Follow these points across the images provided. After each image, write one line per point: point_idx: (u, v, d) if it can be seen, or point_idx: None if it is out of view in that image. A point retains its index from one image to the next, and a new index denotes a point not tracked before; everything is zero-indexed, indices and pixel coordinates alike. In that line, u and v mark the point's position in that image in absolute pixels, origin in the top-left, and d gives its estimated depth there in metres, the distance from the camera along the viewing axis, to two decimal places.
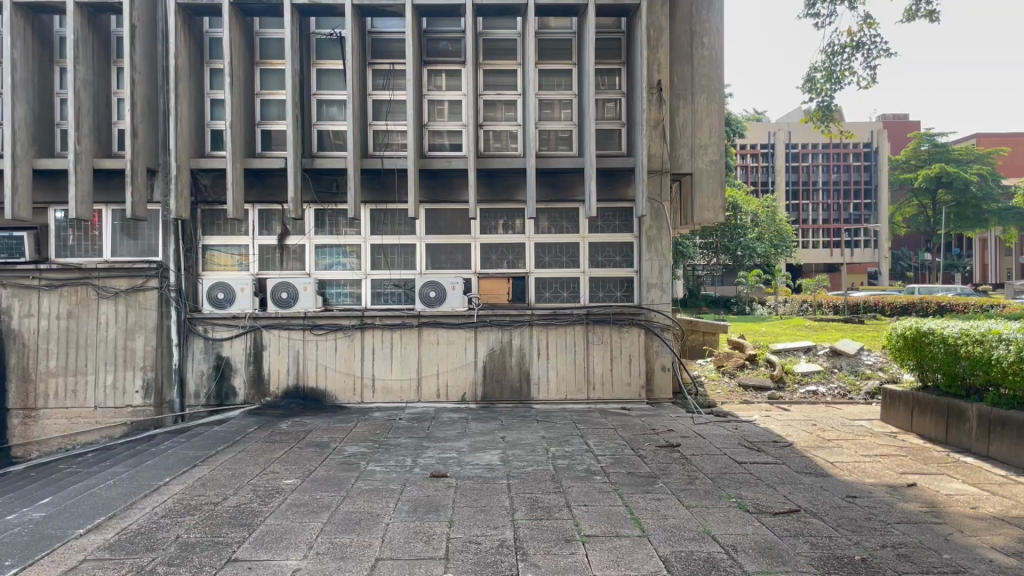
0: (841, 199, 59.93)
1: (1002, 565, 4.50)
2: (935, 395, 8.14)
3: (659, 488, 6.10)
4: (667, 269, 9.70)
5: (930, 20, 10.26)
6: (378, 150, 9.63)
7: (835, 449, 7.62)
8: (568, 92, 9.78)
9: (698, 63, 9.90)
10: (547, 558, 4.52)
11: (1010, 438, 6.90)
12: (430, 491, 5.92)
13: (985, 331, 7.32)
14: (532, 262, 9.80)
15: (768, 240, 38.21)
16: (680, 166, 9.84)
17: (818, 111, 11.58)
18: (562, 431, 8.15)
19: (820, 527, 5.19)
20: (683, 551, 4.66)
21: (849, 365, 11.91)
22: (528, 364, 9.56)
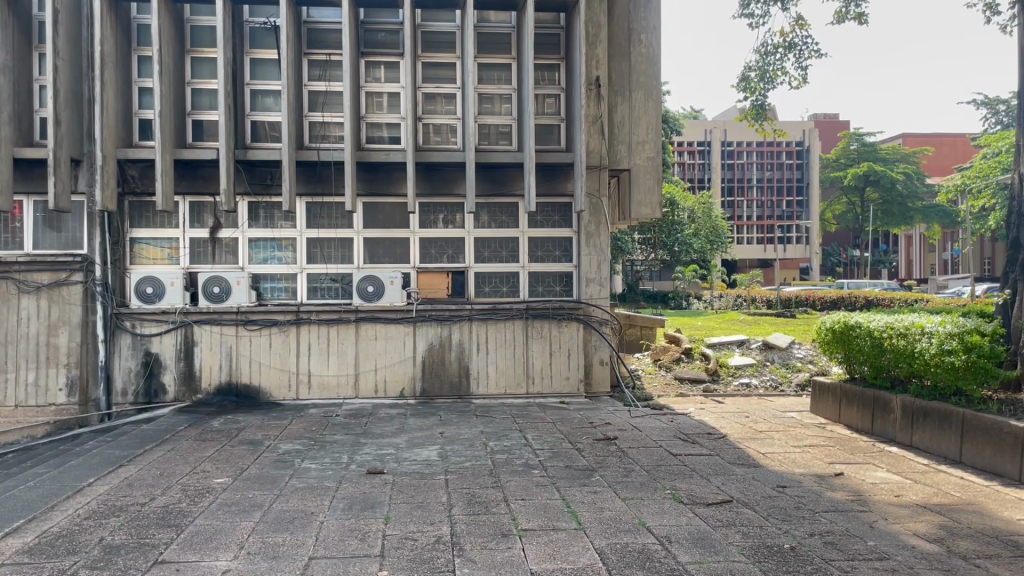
0: (774, 196, 61.35)
1: (923, 551, 4.67)
2: (861, 386, 8.41)
3: (596, 481, 6.14)
4: (605, 264, 9.79)
5: (859, 22, 10.58)
6: (314, 142, 9.46)
7: (766, 440, 7.79)
8: (508, 86, 9.76)
9: (635, 59, 9.98)
10: (484, 553, 4.51)
11: (933, 428, 7.16)
12: (366, 488, 5.86)
13: (908, 325, 7.56)
14: (471, 257, 9.75)
15: (704, 236, 38.86)
16: (618, 162, 9.92)
17: (752, 110, 11.82)
18: (501, 426, 8.15)
19: (751, 517, 5.29)
20: (618, 543, 4.70)
21: (781, 358, 12.21)
22: (467, 359, 9.54)
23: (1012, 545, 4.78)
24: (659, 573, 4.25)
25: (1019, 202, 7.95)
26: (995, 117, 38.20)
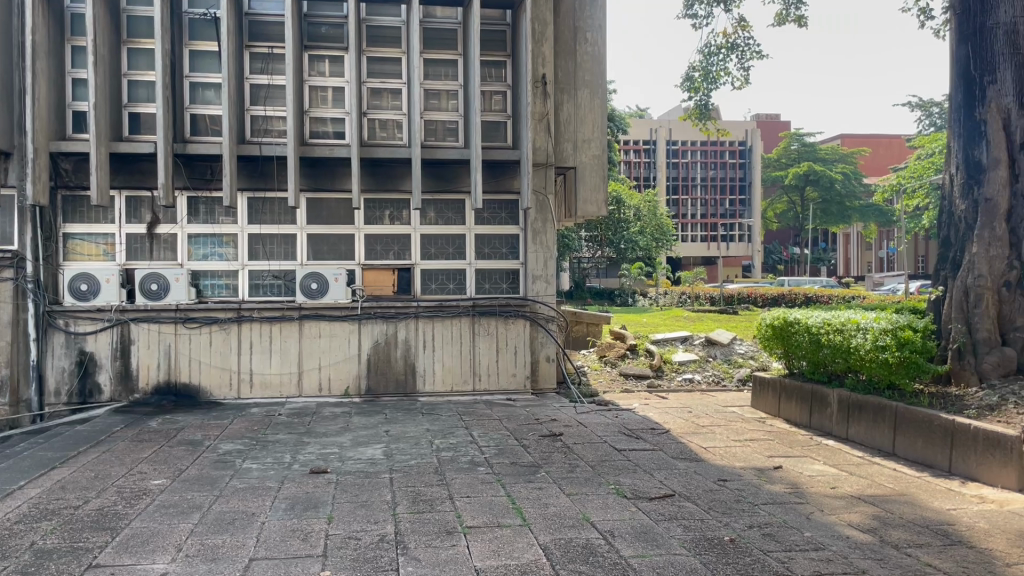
0: (718, 195, 62.35)
1: (857, 541, 4.80)
2: (800, 380, 8.61)
3: (541, 477, 6.17)
4: (552, 261, 9.84)
5: (799, 25, 10.83)
6: (256, 137, 9.30)
7: (708, 434, 7.92)
8: (454, 82, 9.72)
9: (581, 58, 10.04)
10: (428, 551, 4.49)
11: (868, 421, 7.36)
12: (309, 488, 5.78)
13: (845, 321, 7.76)
14: (417, 254, 9.68)
15: (650, 234, 39.28)
16: (564, 160, 9.96)
17: (696, 109, 11.99)
18: (446, 423, 8.12)
19: (693, 510, 5.38)
20: (563, 539, 4.73)
21: (723, 354, 12.43)
22: (413, 356, 9.49)
23: (941, 534, 4.95)
24: (602, 567, 4.28)
25: (949, 203, 8.22)
26: (928, 120, 39.52)
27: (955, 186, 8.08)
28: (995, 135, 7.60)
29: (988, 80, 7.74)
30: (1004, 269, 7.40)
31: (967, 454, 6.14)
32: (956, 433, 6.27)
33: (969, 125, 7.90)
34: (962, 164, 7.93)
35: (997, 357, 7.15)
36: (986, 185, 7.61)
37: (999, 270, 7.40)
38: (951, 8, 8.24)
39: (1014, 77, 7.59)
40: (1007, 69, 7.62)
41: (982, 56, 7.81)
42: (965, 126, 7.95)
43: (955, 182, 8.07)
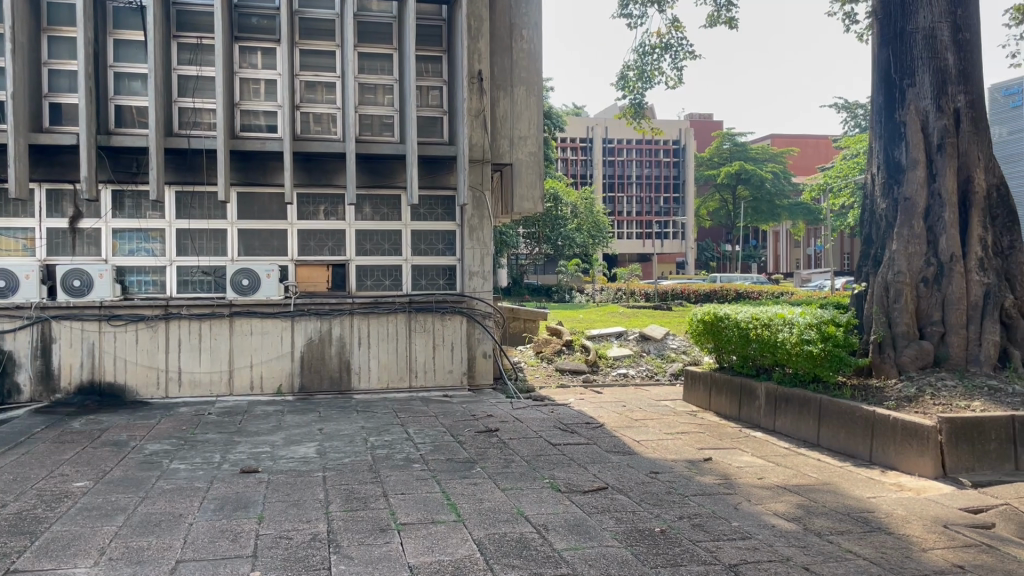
0: (654, 193, 63.27)
1: (782, 529, 4.95)
2: (729, 374, 8.83)
3: (476, 472, 6.18)
4: (488, 257, 9.83)
5: (730, 27, 11.07)
6: (184, 129, 9.06)
7: (641, 428, 8.05)
8: (389, 77, 9.63)
9: (517, 55, 10.08)
10: (361, 549, 4.46)
11: (794, 413, 7.57)
12: (239, 488, 5.68)
13: (771, 316, 7.97)
14: (352, 250, 9.56)
15: (587, 231, 39.60)
16: (500, 156, 9.99)
17: (631, 108, 12.14)
18: (382, 420, 8.06)
19: (625, 502, 5.46)
20: (496, 534, 4.74)
21: (657, 349, 12.64)
22: (348, 353, 9.39)
23: (861, 521, 5.13)
24: (535, 561, 4.31)
25: (871, 202, 8.51)
26: (853, 121, 40.87)
27: (877, 185, 8.37)
28: (913, 137, 7.89)
29: (908, 83, 8.05)
30: (921, 266, 7.69)
31: (887, 443, 6.38)
32: (876, 424, 6.51)
33: (890, 126, 8.19)
34: (883, 165, 8.22)
35: (915, 350, 7.42)
36: (906, 184, 7.90)
37: (917, 267, 7.70)
38: (874, 12, 8.53)
39: (932, 80, 7.89)
40: (926, 73, 7.93)
41: (902, 60, 8.11)
42: (886, 127, 8.25)
43: (876, 181, 8.36)
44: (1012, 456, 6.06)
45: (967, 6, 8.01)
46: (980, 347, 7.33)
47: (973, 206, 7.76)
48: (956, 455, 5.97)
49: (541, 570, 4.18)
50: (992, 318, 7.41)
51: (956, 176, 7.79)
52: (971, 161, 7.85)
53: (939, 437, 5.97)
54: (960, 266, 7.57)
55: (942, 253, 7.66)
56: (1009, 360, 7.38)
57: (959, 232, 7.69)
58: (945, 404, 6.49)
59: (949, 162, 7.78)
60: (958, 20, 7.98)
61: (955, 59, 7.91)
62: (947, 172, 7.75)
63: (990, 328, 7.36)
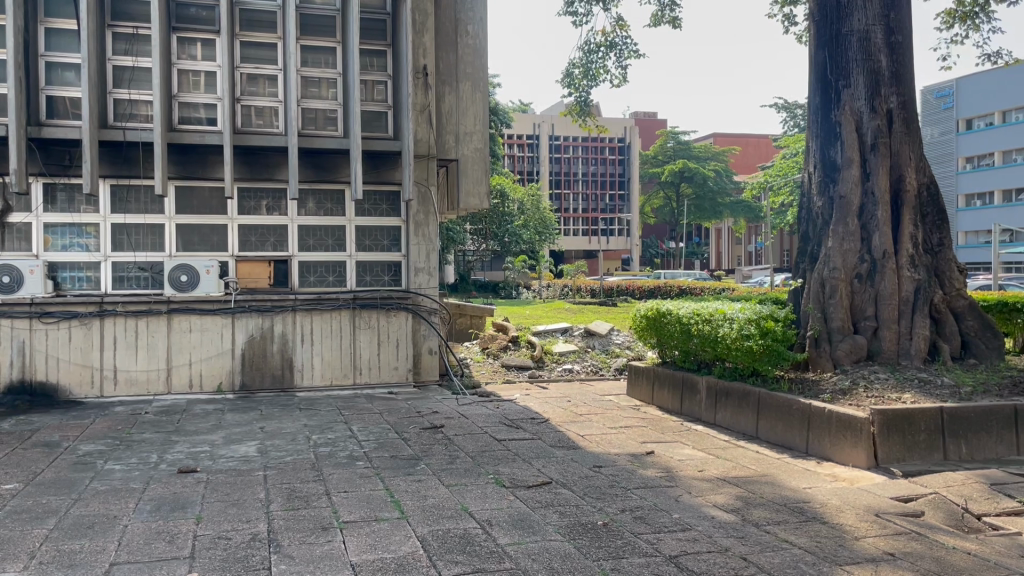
0: (600, 190, 63.78)
1: (721, 520, 5.04)
2: (671, 368, 8.97)
3: (420, 469, 6.15)
4: (434, 253, 9.81)
5: (674, 26, 11.23)
6: (120, 121, 8.82)
7: (585, 422, 8.12)
8: (333, 70, 9.51)
9: (462, 50, 10.05)
10: (301, 548, 4.40)
11: (734, 407, 7.72)
12: (177, 488, 5.55)
13: (712, 311, 8.12)
14: (295, 246, 9.41)
15: (534, 228, 39.70)
16: (445, 152, 9.95)
17: (576, 105, 12.22)
18: (325, 418, 7.97)
19: (568, 497, 5.50)
20: (440, 530, 4.73)
21: (601, 344, 12.76)
22: (290, 351, 9.26)
23: (797, 511, 5.26)
24: (478, 556, 4.31)
25: (808, 200, 8.72)
26: (793, 121, 41.86)
27: (814, 184, 8.59)
28: (848, 137, 8.11)
29: (843, 84, 8.26)
30: (855, 263, 7.92)
31: (822, 436, 6.56)
32: (812, 416, 6.68)
33: (826, 126, 8.41)
34: (820, 164, 8.44)
35: (849, 345, 7.61)
36: (841, 183, 8.12)
37: (851, 264, 7.93)
38: (811, 14, 8.74)
39: (866, 82, 8.12)
40: (860, 75, 8.15)
41: (838, 62, 8.33)
42: (823, 126, 8.46)
43: (813, 180, 8.57)
44: (941, 446, 6.28)
45: (900, 10, 8.25)
46: (911, 341, 7.58)
47: (905, 205, 8.00)
48: (888, 445, 6.16)
49: (484, 565, 4.19)
50: (923, 313, 7.66)
51: (888, 175, 8.02)
52: (903, 161, 8.09)
53: (872, 428, 6.16)
54: (892, 262, 7.82)
55: (875, 250, 7.90)
56: (938, 354, 7.64)
57: (891, 230, 7.92)
58: (878, 397, 6.69)
59: (882, 161, 8.01)
60: (891, 23, 8.21)
61: (888, 61, 8.14)
62: (880, 172, 7.98)
63: (920, 323, 7.61)
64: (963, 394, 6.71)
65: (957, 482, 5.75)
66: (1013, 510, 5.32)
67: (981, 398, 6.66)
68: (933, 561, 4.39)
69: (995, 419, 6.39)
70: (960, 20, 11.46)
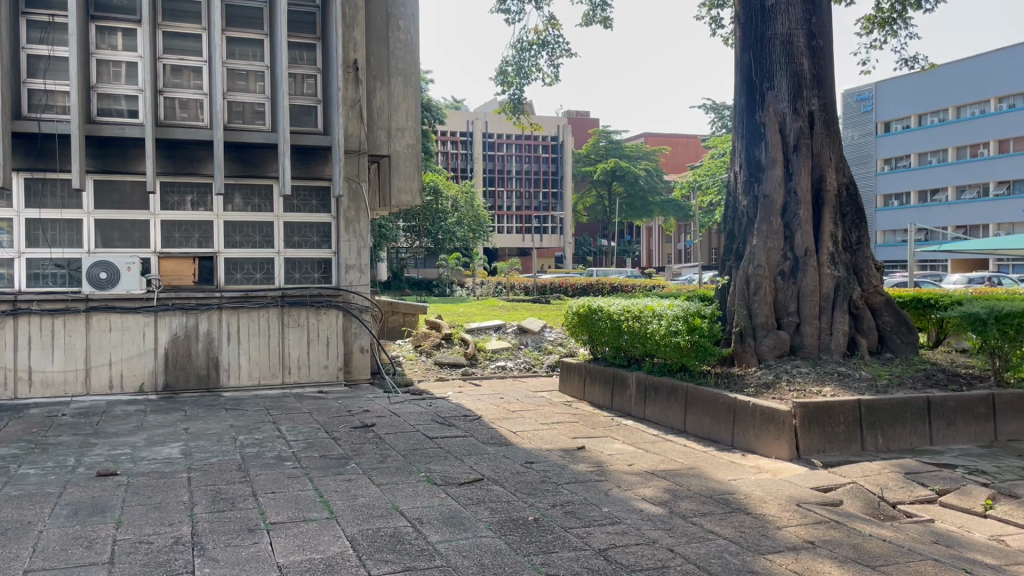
0: (533, 188, 64.13)
1: (650, 513, 5.12)
2: (602, 364, 9.09)
3: (350, 469, 6.07)
4: (365, 250, 9.69)
5: (605, 27, 11.37)
6: (35, 112, 8.45)
7: (517, 419, 8.15)
8: (260, 63, 9.31)
9: (393, 45, 9.96)
10: (227, 550, 4.30)
11: (662, 402, 7.86)
12: (95, 492, 5.36)
13: (641, 308, 8.25)
14: (221, 242, 9.17)
15: (468, 225, 39.64)
16: (377, 148, 9.86)
17: (510, 103, 12.23)
18: (252, 418, 7.80)
19: (500, 493, 5.51)
20: (370, 529, 4.69)
21: (534, 341, 12.85)
22: (216, 350, 9.05)
23: (723, 502, 5.38)
24: (409, 555, 4.28)
25: (733, 199, 8.92)
26: (721, 122, 42.82)
27: (739, 183, 8.79)
28: (772, 137, 8.33)
29: (767, 86, 8.49)
30: (779, 260, 8.15)
31: (747, 429, 6.73)
32: (738, 410, 6.85)
33: (751, 126, 8.61)
34: (744, 163, 8.65)
35: (773, 340, 7.82)
36: (765, 182, 8.34)
37: (776, 261, 8.15)
38: (737, 17, 8.94)
39: (789, 84, 8.36)
40: (783, 78, 8.39)
41: (762, 64, 8.55)
42: (747, 127, 8.67)
43: (738, 179, 8.77)
44: (859, 438, 6.50)
45: (821, 14, 8.49)
46: (831, 337, 7.83)
47: (826, 204, 8.26)
48: (809, 437, 6.35)
49: (414, 563, 4.16)
50: (842, 310, 7.92)
51: (809, 176, 8.29)
52: (823, 162, 8.36)
53: (794, 421, 6.34)
54: (813, 260, 8.07)
55: (797, 248, 8.15)
56: (857, 349, 7.91)
57: (812, 229, 8.18)
58: (799, 390, 6.90)
59: (804, 162, 8.26)
60: (812, 27, 8.45)
61: (809, 65, 8.39)
62: (801, 172, 8.23)
63: (840, 319, 7.88)
64: (880, 387, 6.97)
65: (874, 472, 5.96)
66: (925, 498, 5.55)
67: (896, 391, 6.93)
68: (851, 548, 4.55)
69: (910, 411, 6.65)
70: (879, 26, 11.88)
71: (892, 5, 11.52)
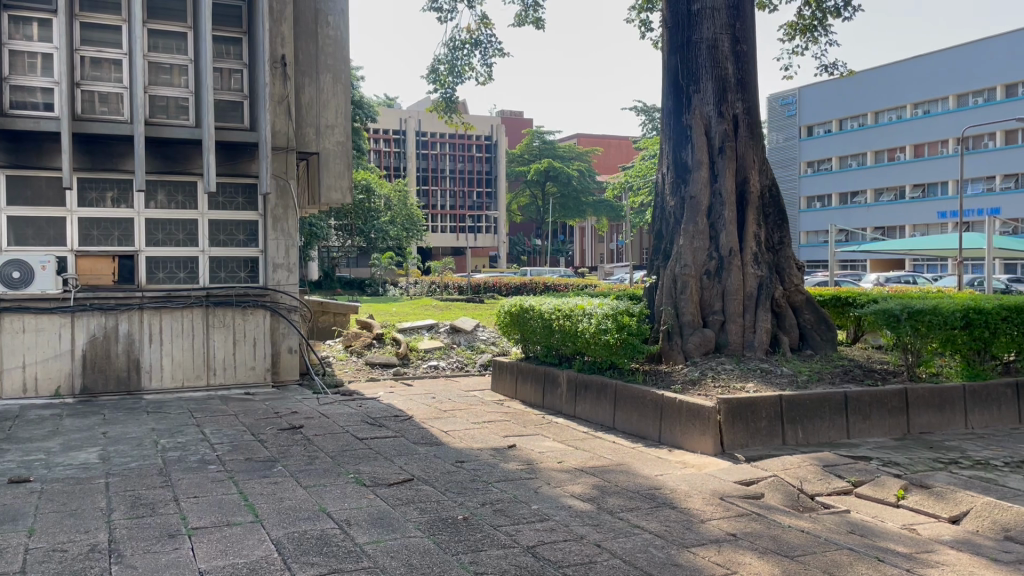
0: (467, 187, 64.06)
1: (578, 509, 5.18)
2: (533, 363, 9.14)
3: (276, 471, 5.97)
4: (294, 249, 9.55)
5: (538, 26, 11.44)
6: None
7: (449, 418, 8.14)
8: (183, 56, 9.07)
9: (322, 41, 9.82)
10: (146, 557, 4.18)
11: (591, 400, 7.96)
12: (5, 500, 5.14)
13: (572, 307, 8.34)
14: (142, 241, 8.90)
15: (401, 223, 39.38)
16: (305, 145, 9.74)
17: (442, 102, 12.21)
18: (175, 421, 7.60)
19: (429, 493, 5.49)
20: (295, 532, 4.61)
21: (467, 341, 12.83)
22: (137, 351, 8.79)
23: (650, 497, 5.48)
24: (336, 557, 4.24)
25: (660, 200, 9.06)
26: (650, 124, 43.49)
27: (666, 183, 8.94)
28: (698, 139, 8.51)
29: (694, 89, 8.66)
30: (704, 259, 8.34)
31: (673, 425, 6.86)
32: (664, 406, 6.99)
33: (678, 128, 8.78)
34: (671, 165, 8.81)
35: (699, 338, 7.97)
36: (691, 183, 8.52)
37: (701, 261, 8.34)
38: (664, 20, 9.09)
39: (714, 88, 8.55)
40: (708, 80, 8.57)
41: (689, 68, 8.72)
42: (674, 129, 8.83)
43: (665, 180, 8.92)
44: (780, 432, 6.69)
45: (745, 20, 8.71)
46: (754, 334, 8.05)
47: (749, 205, 8.49)
48: (732, 432, 6.52)
49: (341, 565, 4.11)
50: (764, 308, 8.15)
51: (734, 177, 8.51)
52: (747, 163, 8.58)
53: (718, 417, 6.50)
54: (738, 259, 8.28)
55: (722, 248, 8.35)
56: (779, 345, 8.15)
57: (736, 229, 8.40)
58: (723, 386, 7.07)
59: (728, 164, 8.47)
60: (737, 33, 8.66)
61: (733, 69, 8.60)
62: (726, 173, 8.44)
63: (763, 316, 8.11)
64: (800, 382, 7.20)
65: (794, 464, 6.14)
66: (842, 489, 5.75)
67: (815, 386, 7.16)
68: (770, 539, 4.68)
69: (828, 405, 6.88)
70: (801, 32, 12.24)
71: (813, 13, 11.89)
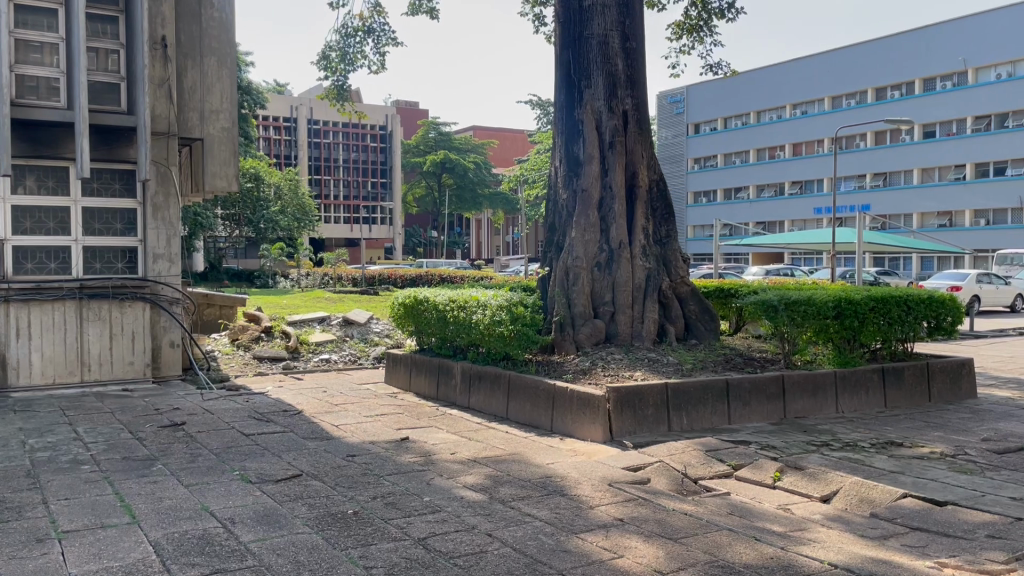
0: (361, 177, 63.09)
1: (470, 500, 5.20)
2: (427, 355, 9.10)
3: (155, 470, 5.72)
4: (175, 239, 9.16)
5: (432, 16, 11.38)
6: None
7: (340, 412, 8.01)
8: (53, 34, 8.53)
9: (206, 23, 9.45)
10: (10, 564, 3.94)
11: (485, 391, 8.00)
12: None
13: (465, 298, 8.36)
14: (7, 228, 8.33)
15: (292, 213, 38.40)
16: (188, 131, 9.36)
17: (333, 90, 11.95)
18: (45, 420, 7.18)
19: (319, 488, 5.39)
20: (175, 532, 4.44)
21: (360, 334, 12.66)
22: (2, 347, 8.27)
23: (541, 486, 5.55)
24: (218, 556, 4.11)
25: (553, 193, 9.17)
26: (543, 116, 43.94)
27: (559, 177, 9.05)
28: (590, 134, 8.67)
29: (585, 84, 8.81)
30: (595, 251, 8.52)
31: (565, 414, 6.98)
32: (557, 396, 7.10)
33: (570, 123, 8.92)
34: (563, 159, 8.94)
35: (590, 329, 8.13)
36: (583, 177, 8.67)
37: (592, 253, 8.52)
38: (556, 14, 9.19)
39: (604, 84, 8.72)
40: (599, 76, 8.74)
41: (581, 63, 8.87)
42: (566, 124, 8.96)
43: (558, 174, 9.03)
44: (666, 419, 6.91)
45: (634, 18, 8.92)
46: (642, 325, 8.28)
47: (637, 199, 8.72)
48: (620, 420, 6.70)
49: (224, 565, 3.98)
50: (652, 300, 8.39)
51: (623, 172, 8.72)
52: (636, 159, 8.81)
53: (607, 405, 6.66)
54: (627, 252, 8.49)
55: (612, 241, 8.54)
56: (666, 335, 8.41)
57: (625, 223, 8.61)
58: (613, 375, 7.25)
59: (618, 159, 8.67)
60: (626, 30, 8.86)
61: (623, 65, 8.79)
62: (616, 168, 8.64)
63: (650, 308, 8.35)
64: (685, 370, 7.46)
65: (679, 450, 6.34)
66: (723, 473, 5.99)
67: (699, 373, 7.44)
68: (655, 523, 4.83)
69: (710, 392, 7.15)
70: (687, 32, 12.63)
71: (700, 13, 12.29)
